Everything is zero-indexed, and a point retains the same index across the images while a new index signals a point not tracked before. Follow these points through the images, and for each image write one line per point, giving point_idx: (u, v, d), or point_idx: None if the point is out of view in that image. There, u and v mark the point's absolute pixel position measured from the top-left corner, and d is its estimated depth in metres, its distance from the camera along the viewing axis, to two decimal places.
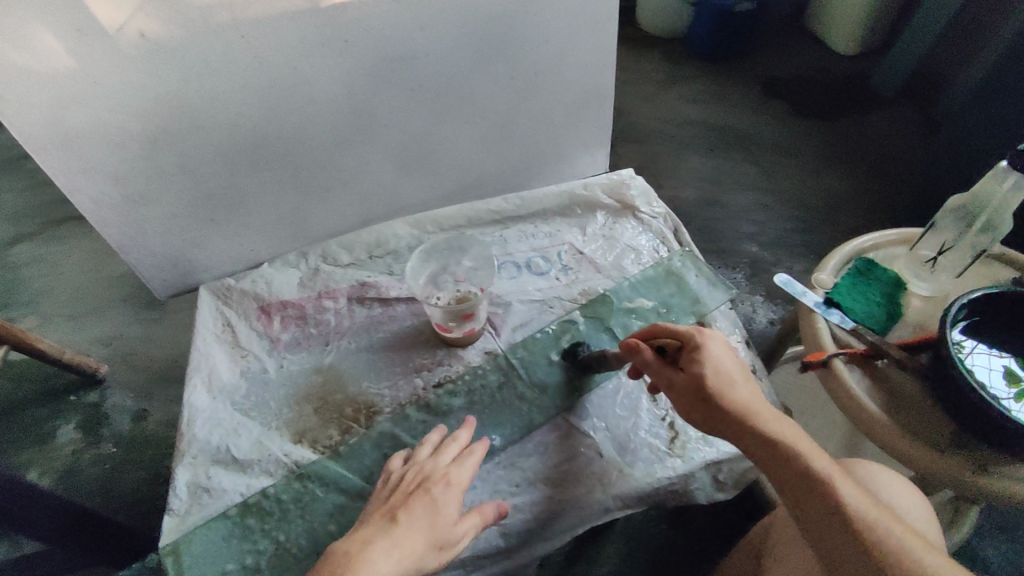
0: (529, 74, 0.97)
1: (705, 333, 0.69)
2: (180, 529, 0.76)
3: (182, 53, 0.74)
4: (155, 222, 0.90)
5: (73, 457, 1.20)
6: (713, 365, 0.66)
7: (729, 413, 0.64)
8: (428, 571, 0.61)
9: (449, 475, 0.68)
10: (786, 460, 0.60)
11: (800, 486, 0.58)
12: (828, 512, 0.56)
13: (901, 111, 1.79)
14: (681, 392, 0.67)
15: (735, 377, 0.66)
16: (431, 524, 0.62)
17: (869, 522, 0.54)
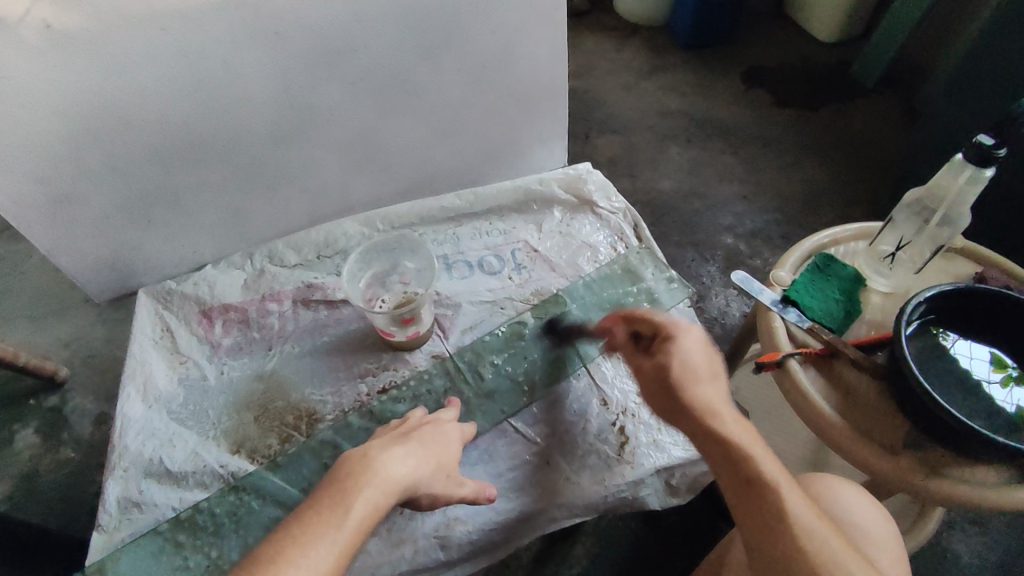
0: (477, 66, 0.93)
1: (681, 326, 0.66)
2: (108, 545, 0.74)
3: (96, 45, 0.70)
4: (85, 223, 0.87)
5: (31, 463, 1.17)
6: (680, 358, 0.63)
7: (685, 408, 0.60)
8: (426, 484, 0.64)
9: (445, 424, 0.73)
10: (735, 460, 0.56)
11: (745, 486, 0.55)
12: (767, 515, 0.53)
13: (881, 100, 1.75)
14: (647, 379, 0.65)
15: (700, 371, 0.62)
16: (436, 456, 0.66)
17: (807, 529, 0.51)
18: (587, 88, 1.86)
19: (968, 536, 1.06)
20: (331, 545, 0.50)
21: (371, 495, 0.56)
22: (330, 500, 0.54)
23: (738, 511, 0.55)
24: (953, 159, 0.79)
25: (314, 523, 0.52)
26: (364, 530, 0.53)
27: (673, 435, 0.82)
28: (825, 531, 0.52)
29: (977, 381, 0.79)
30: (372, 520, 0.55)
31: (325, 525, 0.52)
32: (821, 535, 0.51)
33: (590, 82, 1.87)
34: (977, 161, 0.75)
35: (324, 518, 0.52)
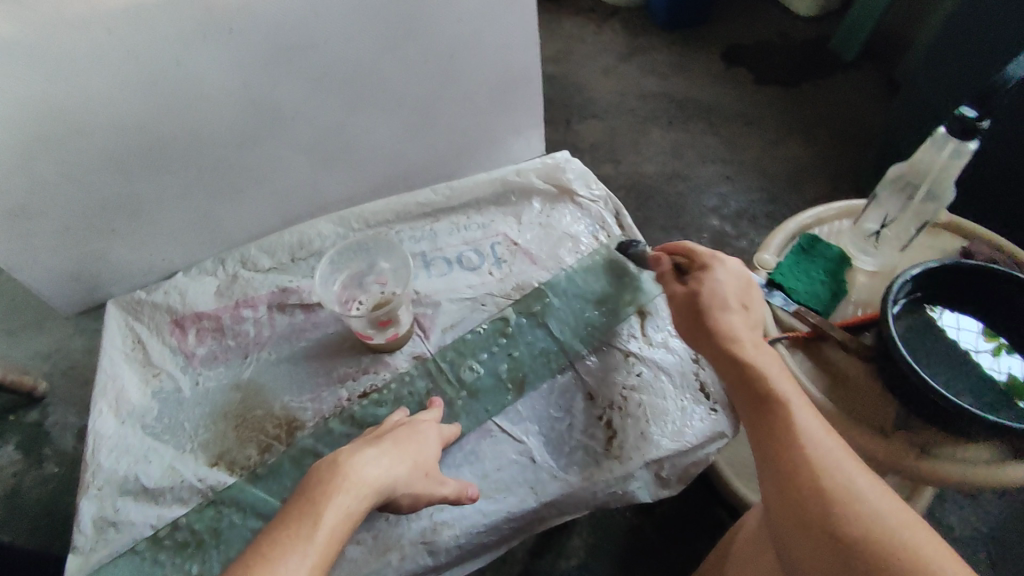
0: (444, 55, 0.90)
1: (721, 259, 0.71)
2: (85, 568, 0.72)
3: (39, 50, 0.67)
4: (45, 235, 0.83)
5: (14, 480, 1.14)
6: (713, 285, 0.68)
7: (714, 328, 0.65)
8: (401, 487, 0.63)
9: (416, 423, 0.72)
10: (751, 373, 0.60)
11: (758, 396, 0.58)
12: (774, 423, 0.55)
13: (864, 74, 1.73)
14: (680, 306, 0.70)
15: (730, 299, 0.67)
16: (411, 457, 0.65)
17: (812, 436, 0.53)
18: (567, 72, 1.82)
19: (961, 508, 1.06)
20: (306, 555, 0.48)
21: (343, 502, 0.54)
22: (302, 509, 0.53)
23: (753, 421, 0.58)
24: (937, 133, 0.78)
25: (285, 534, 0.50)
26: (339, 537, 0.52)
27: (662, 426, 0.80)
28: (832, 442, 0.53)
29: (964, 350, 0.79)
30: (346, 525, 0.53)
31: (297, 536, 0.50)
32: (829, 445, 0.52)
33: (570, 66, 1.84)
34: (958, 134, 0.73)
35: (296, 527, 0.50)
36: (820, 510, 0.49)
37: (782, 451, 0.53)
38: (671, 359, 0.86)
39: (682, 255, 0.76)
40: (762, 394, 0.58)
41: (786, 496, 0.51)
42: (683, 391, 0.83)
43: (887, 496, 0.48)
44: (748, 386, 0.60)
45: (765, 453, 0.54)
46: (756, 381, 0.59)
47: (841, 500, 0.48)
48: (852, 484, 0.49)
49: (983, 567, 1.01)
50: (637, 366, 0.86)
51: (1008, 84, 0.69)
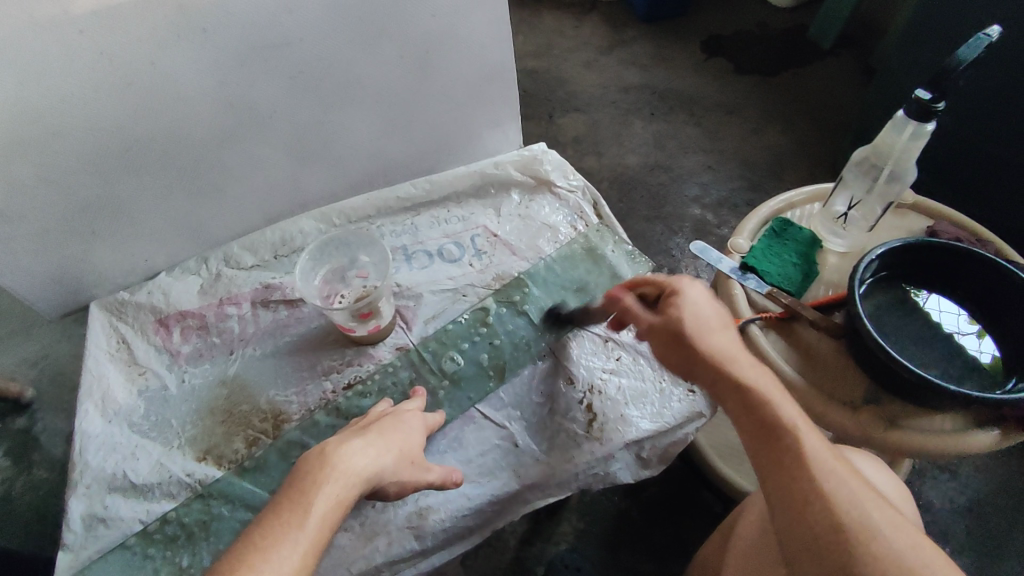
0: (417, 50, 0.91)
1: (687, 280, 0.66)
2: (75, 564, 0.73)
3: (14, 54, 0.68)
4: (27, 239, 0.84)
5: (4, 487, 1.14)
6: (686, 311, 0.63)
7: (700, 357, 0.61)
8: (389, 477, 0.64)
9: (402, 411, 0.74)
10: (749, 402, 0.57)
11: (760, 428, 0.55)
12: (784, 460, 0.52)
13: (840, 62, 1.76)
14: (657, 336, 0.65)
15: (710, 323, 0.63)
16: (399, 444, 0.67)
17: (826, 467, 0.51)
18: (548, 67, 1.84)
19: (939, 483, 1.10)
20: (296, 544, 0.50)
21: (333, 491, 0.56)
22: (292, 499, 0.54)
23: (755, 455, 0.54)
24: (895, 116, 0.81)
25: (275, 524, 0.51)
26: (329, 525, 0.53)
27: (641, 408, 0.82)
28: (847, 475, 0.50)
29: (945, 331, 0.81)
30: (336, 513, 0.54)
31: (287, 526, 0.51)
32: (845, 478, 0.50)
33: (550, 61, 1.85)
34: (916, 115, 0.75)
35: (286, 517, 0.52)
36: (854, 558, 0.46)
37: (800, 490, 0.50)
38: (649, 343, 0.88)
39: (647, 284, 0.70)
40: (766, 425, 0.54)
41: (813, 541, 0.48)
42: (662, 373, 0.85)
43: (909, 529, 0.47)
44: (744, 416, 0.56)
45: (779, 490, 0.51)
46: (757, 413, 0.55)
47: (872, 547, 0.46)
48: (874, 523, 0.47)
49: (960, 539, 1.04)
50: (616, 351, 0.88)
51: (959, 66, 0.71)
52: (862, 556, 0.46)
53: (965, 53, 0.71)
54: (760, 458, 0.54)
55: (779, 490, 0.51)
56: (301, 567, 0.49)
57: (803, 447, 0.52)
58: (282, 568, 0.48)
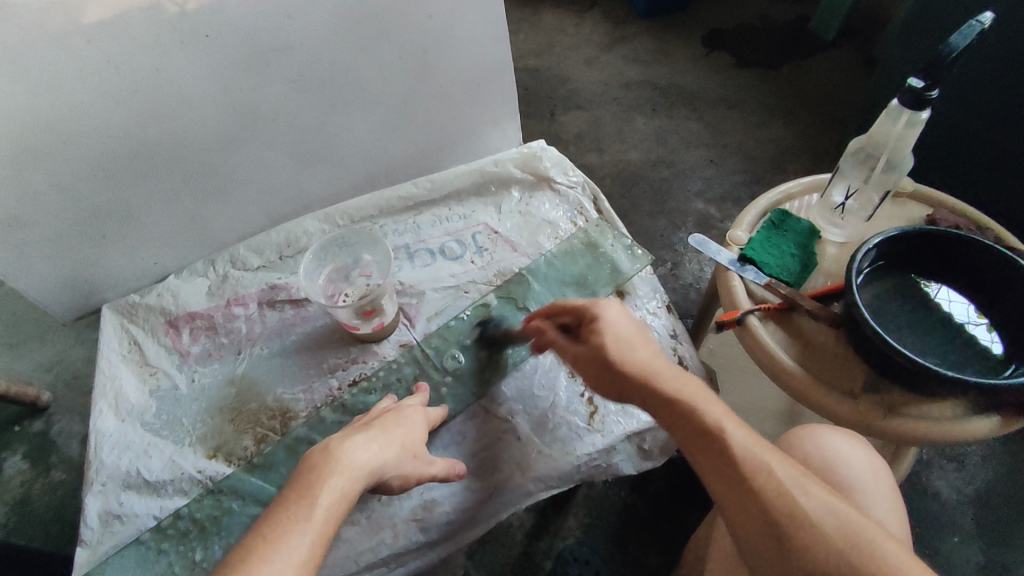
0: (416, 51, 0.93)
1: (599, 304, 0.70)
2: (93, 559, 0.75)
3: (24, 62, 0.70)
4: (39, 244, 0.86)
5: (23, 489, 1.17)
6: (608, 332, 0.67)
7: (626, 374, 0.64)
8: (393, 470, 0.66)
9: (406, 406, 0.75)
10: (678, 413, 0.60)
11: (692, 434, 0.58)
12: (715, 459, 0.56)
13: (842, 54, 1.75)
14: (582, 362, 0.69)
15: (632, 340, 0.66)
16: (402, 438, 0.68)
17: (754, 464, 0.54)
18: (549, 65, 1.85)
19: (947, 473, 1.09)
20: (303, 535, 0.51)
21: (338, 484, 0.57)
22: (298, 492, 0.55)
23: (696, 458, 0.58)
24: (891, 106, 0.80)
25: (283, 516, 0.53)
26: (335, 516, 0.55)
27: None
28: (777, 461, 0.54)
29: (959, 324, 0.80)
30: (341, 505, 0.56)
31: (295, 517, 0.52)
32: (773, 468, 0.53)
33: (552, 59, 1.86)
34: (910, 105, 0.76)
35: (294, 509, 0.53)
36: (796, 546, 0.50)
37: (737, 489, 0.54)
38: None
39: (564, 312, 0.74)
40: (695, 429, 0.58)
41: (761, 536, 0.52)
42: None
43: (839, 505, 0.51)
44: (676, 423, 0.60)
45: (724, 491, 0.55)
46: (686, 422, 0.59)
47: (809, 535, 0.50)
48: (807, 508, 0.51)
49: (968, 529, 1.04)
50: None
51: (951, 54, 0.71)
52: (803, 538, 0.50)
53: (956, 40, 0.71)
54: (697, 460, 0.57)
55: (720, 486, 0.55)
56: (309, 556, 0.50)
57: (730, 445, 0.55)
58: (290, 560, 0.49)
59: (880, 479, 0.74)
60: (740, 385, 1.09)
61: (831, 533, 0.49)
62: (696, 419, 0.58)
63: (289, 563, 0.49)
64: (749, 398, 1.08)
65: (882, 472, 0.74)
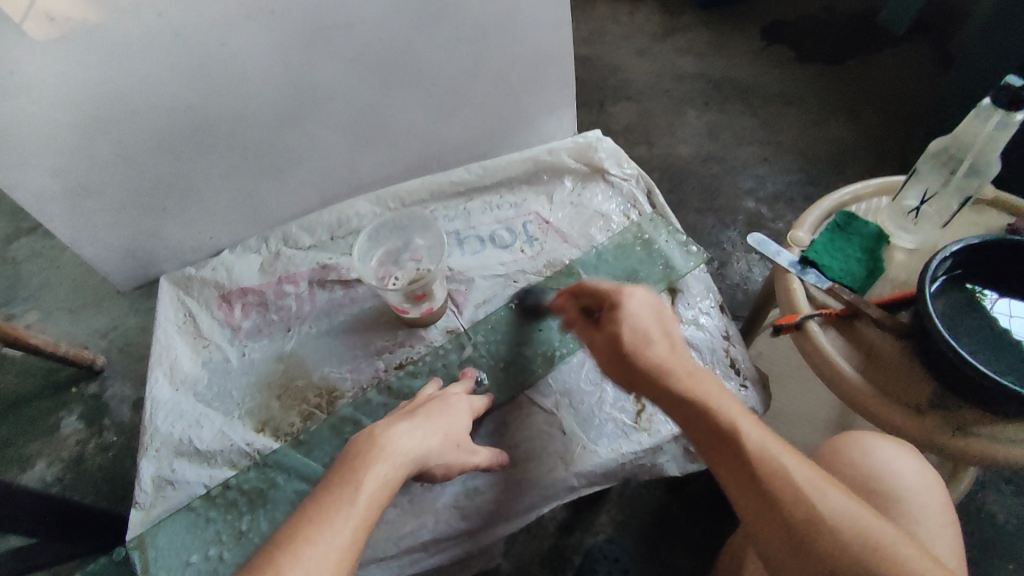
0: (477, 35, 0.91)
1: (624, 291, 0.70)
2: (145, 522, 0.76)
3: (100, 35, 0.71)
4: (104, 213, 0.89)
5: (78, 447, 1.23)
6: (629, 317, 0.67)
7: (643, 369, 0.64)
8: (436, 457, 0.66)
9: (450, 394, 0.74)
10: (695, 407, 0.59)
11: (709, 429, 0.58)
12: (730, 456, 0.55)
13: (912, 50, 1.66)
14: (602, 352, 0.69)
15: (651, 330, 0.67)
16: (446, 428, 0.68)
17: (773, 464, 0.53)
18: (601, 55, 1.81)
19: (1005, 497, 1.04)
20: (348, 518, 0.52)
21: (382, 470, 0.57)
22: (343, 477, 0.55)
23: (712, 459, 0.57)
24: (981, 104, 0.75)
25: (328, 498, 0.53)
26: (378, 502, 0.55)
27: None
28: (794, 463, 0.53)
29: (1016, 340, 0.75)
30: (384, 493, 0.56)
31: (340, 501, 0.53)
32: (790, 468, 0.53)
33: (603, 48, 1.82)
34: (1007, 104, 0.70)
35: (339, 493, 0.54)
36: (813, 553, 0.49)
37: (752, 493, 0.53)
38: (701, 336, 0.87)
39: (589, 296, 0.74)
40: (711, 427, 0.58)
41: (777, 544, 0.51)
42: (713, 367, 0.85)
43: (859, 510, 0.50)
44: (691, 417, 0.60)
45: (738, 495, 0.54)
46: (705, 418, 0.59)
47: (827, 540, 0.49)
48: (823, 512, 0.50)
49: None
50: None
51: None
52: (818, 542, 0.49)
53: None
54: (713, 461, 0.57)
55: (736, 489, 0.55)
56: (352, 541, 0.51)
57: (745, 443, 0.55)
58: (336, 540, 0.49)
59: (940, 499, 0.70)
60: (787, 390, 1.05)
61: (848, 535, 0.48)
62: (712, 418, 0.58)
63: (334, 547, 0.49)
64: (798, 404, 1.04)
65: (941, 491, 0.70)
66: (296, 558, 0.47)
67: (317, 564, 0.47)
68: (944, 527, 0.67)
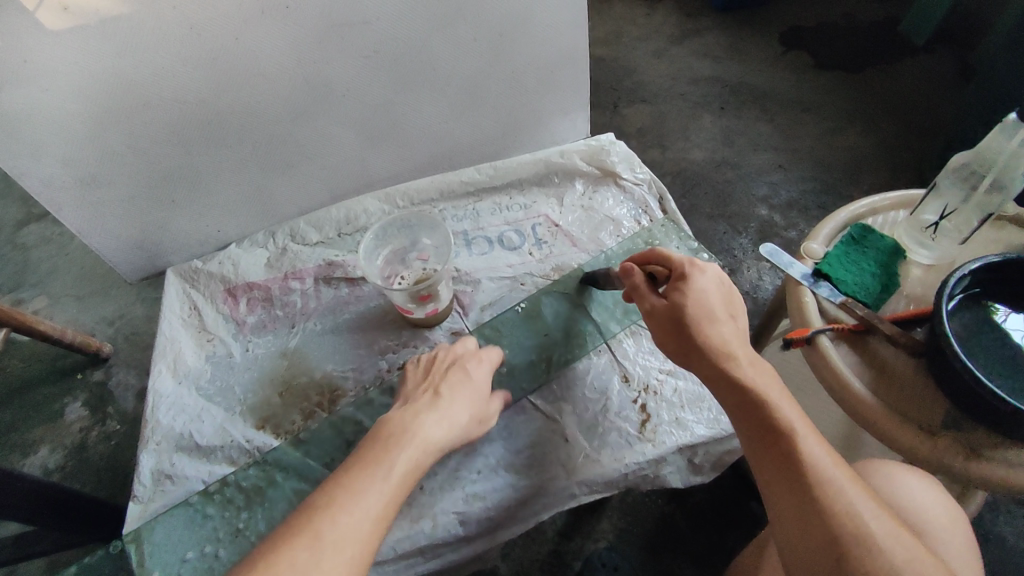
0: (492, 35, 0.90)
1: (696, 265, 0.69)
2: (143, 515, 0.76)
3: (113, 26, 0.71)
4: (114, 204, 0.89)
5: (82, 434, 1.23)
6: (694, 296, 0.66)
7: (706, 349, 0.64)
8: (464, 425, 0.66)
9: (476, 363, 0.74)
10: (751, 401, 0.60)
11: (762, 426, 0.59)
12: (786, 460, 0.56)
13: (934, 61, 1.63)
14: (660, 320, 0.68)
15: (714, 311, 0.66)
16: (471, 402, 0.68)
17: (829, 481, 0.54)
18: (617, 56, 1.79)
19: (1014, 519, 1.01)
20: (377, 497, 0.52)
21: (414, 448, 0.58)
22: (371, 458, 0.55)
23: (760, 455, 0.58)
24: (1006, 120, 0.74)
25: (359, 472, 0.54)
26: (409, 478, 0.56)
27: (697, 412, 0.80)
28: (851, 485, 0.54)
29: None
30: (416, 468, 0.57)
31: (372, 474, 0.54)
32: (846, 485, 0.53)
33: (619, 49, 1.80)
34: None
35: (370, 467, 0.54)
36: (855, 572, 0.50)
37: (799, 497, 0.54)
38: None
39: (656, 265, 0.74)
40: (769, 426, 0.58)
41: (817, 558, 0.51)
42: None
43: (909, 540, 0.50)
44: (744, 409, 0.61)
45: (785, 496, 0.55)
46: (762, 419, 0.59)
47: (872, 564, 0.49)
48: (874, 532, 0.51)
49: None
50: None
51: None
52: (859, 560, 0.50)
53: None
54: (758, 458, 0.58)
55: (783, 491, 0.55)
56: (384, 514, 0.52)
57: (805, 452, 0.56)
58: (366, 519, 0.50)
59: (956, 526, 0.68)
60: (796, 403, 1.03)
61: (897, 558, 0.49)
62: (771, 417, 0.58)
63: (369, 518, 0.50)
64: (807, 418, 1.01)
65: (952, 514, 0.69)
66: (331, 524, 0.48)
67: (351, 533, 0.48)
68: (959, 555, 0.66)
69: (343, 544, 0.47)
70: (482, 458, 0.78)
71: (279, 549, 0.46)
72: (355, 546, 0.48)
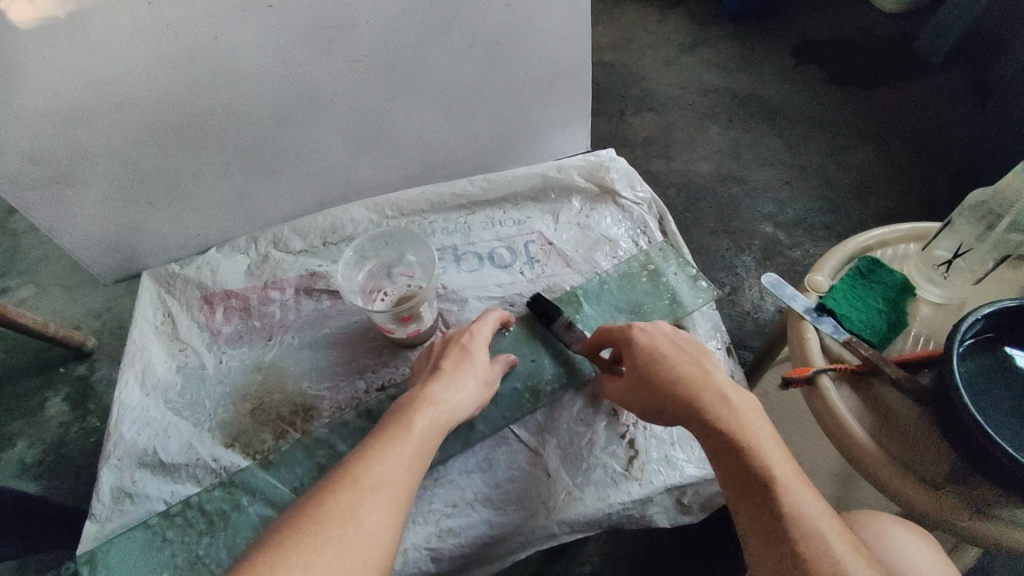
0: (489, 42, 0.87)
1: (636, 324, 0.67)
2: (99, 536, 0.73)
3: (83, 22, 0.67)
4: (86, 204, 0.85)
5: (60, 430, 1.19)
6: (643, 349, 0.64)
7: (667, 396, 0.60)
8: (454, 415, 0.67)
9: (472, 332, 0.76)
10: (723, 449, 0.56)
11: (739, 477, 0.54)
12: (761, 512, 0.52)
13: (951, 78, 1.57)
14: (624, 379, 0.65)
15: (671, 352, 0.63)
16: (472, 370, 0.71)
17: (808, 530, 0.50)
18: (625, 62, 1.74)
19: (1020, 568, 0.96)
20: (360, 516, 0.53)
21: (428, 414, 0.64)
22: (353, 475, 0.56)
23: (736, 505, 0.54)
24: None
25: (384, 434, 0.61)
26: (428, 438, 0.63)
27: (688, 451, 0.76)
28: (835, 537, 0.50)
29: None
30: (434, 432, 0.64)
31: (396, 434, 0.61)
32: (827, 535, 0.50)
33: (628, 55, 1.76)
34: None
35: (393, 430, 0.62)
36: None
37: (779, 555, 0.50)
38: None
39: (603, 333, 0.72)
40: (743, 473, 0.54)
41: None
42: None
43: None
44: (719, 455, 0.57)
45: (764, 552, 0.51)
46: (735, 462, 0.55)
47: None
48: None
49: None
50: None
51: None
52: None
53: None
54: (734, 506, 0.55)
55: (760, 545, 0.52)
56: (389, 493, 0.56)
57: (780, 499, 0.52)
58: (352, 541, 0.51)
59: None
60: (797, 435, 0.98)
61: None
62: (744, 460, 0.55)
63: (398, 469, 0.58)
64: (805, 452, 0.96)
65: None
66: (367, 473, 0.56)
67: (386, 480, 0.56)
68: None
69: (381, 491, 0.55)
70: (459, 490, 0.74)
71: (325, 499, 0.54)
72: (392, 491, 0.56)
